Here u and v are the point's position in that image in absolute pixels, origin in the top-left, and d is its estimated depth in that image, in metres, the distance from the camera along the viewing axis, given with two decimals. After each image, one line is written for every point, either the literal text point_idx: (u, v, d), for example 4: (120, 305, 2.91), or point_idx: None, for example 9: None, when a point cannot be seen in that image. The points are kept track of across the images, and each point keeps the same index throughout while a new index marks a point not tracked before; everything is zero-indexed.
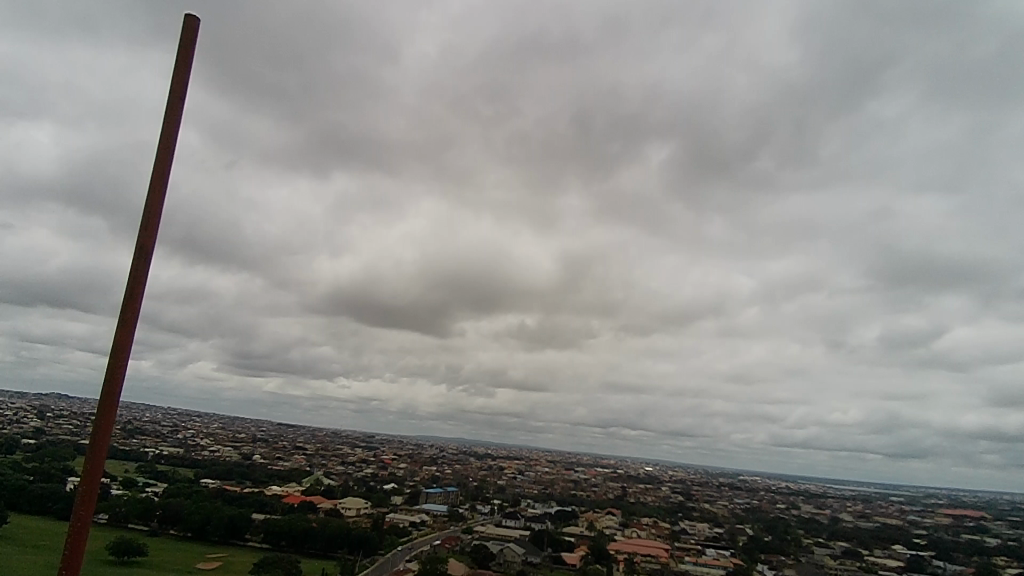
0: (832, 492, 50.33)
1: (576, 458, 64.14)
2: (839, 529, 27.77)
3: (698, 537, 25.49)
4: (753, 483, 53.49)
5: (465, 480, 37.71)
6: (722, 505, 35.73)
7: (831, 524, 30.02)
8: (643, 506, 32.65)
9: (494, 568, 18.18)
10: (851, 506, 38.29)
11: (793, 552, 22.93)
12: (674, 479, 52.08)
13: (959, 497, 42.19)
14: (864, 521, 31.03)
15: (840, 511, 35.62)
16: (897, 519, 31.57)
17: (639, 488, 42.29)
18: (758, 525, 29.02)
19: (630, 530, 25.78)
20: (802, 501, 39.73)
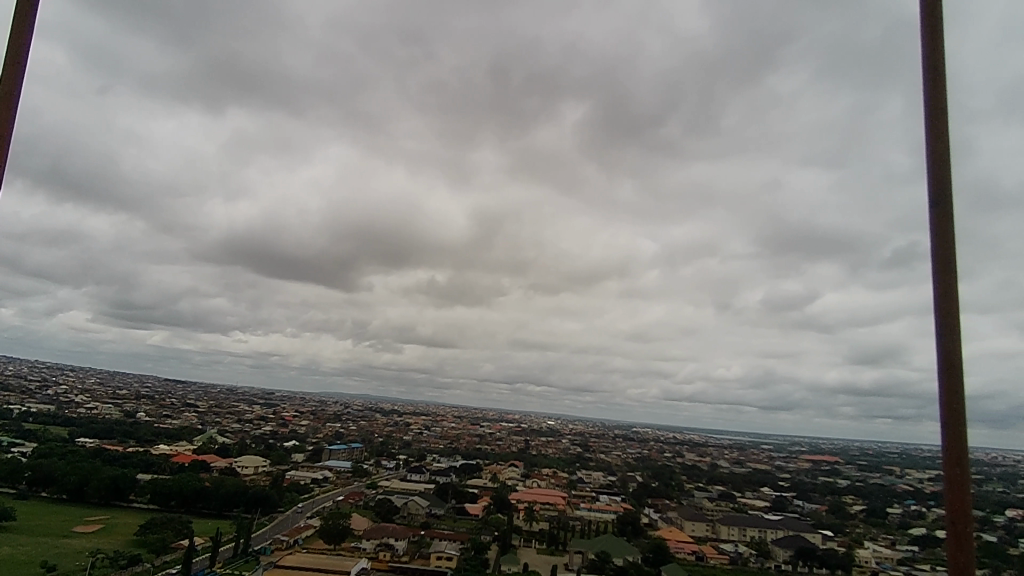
0: (713, 441, 55.01)
1: (482, 414, 65.46)
2: (716, 474, 30.68)
3: (593, 485, 27.17)
4: (644, 435, 57.39)
5: (370, 436, 37.79)
6: (616, 454, 38.19)
7: (710, 469, 33.17)
8: (544, 458, 34.13)
9: (397, 521, 18.43)
10: (729, 454, 42.33)
11: (676, 495, 25.21)
12: (575, 432, 54.66)
13: (820, 446, 47.65)
14: (739, 466, 34.67)
15: (718, 457, 39.47)
16: (767, 465, 35.50)
17: (541, 441, 44.17)
18: (647, 472, 31.42)
19: (531, 481, 26.91)
20: (686, 449, 43.62)
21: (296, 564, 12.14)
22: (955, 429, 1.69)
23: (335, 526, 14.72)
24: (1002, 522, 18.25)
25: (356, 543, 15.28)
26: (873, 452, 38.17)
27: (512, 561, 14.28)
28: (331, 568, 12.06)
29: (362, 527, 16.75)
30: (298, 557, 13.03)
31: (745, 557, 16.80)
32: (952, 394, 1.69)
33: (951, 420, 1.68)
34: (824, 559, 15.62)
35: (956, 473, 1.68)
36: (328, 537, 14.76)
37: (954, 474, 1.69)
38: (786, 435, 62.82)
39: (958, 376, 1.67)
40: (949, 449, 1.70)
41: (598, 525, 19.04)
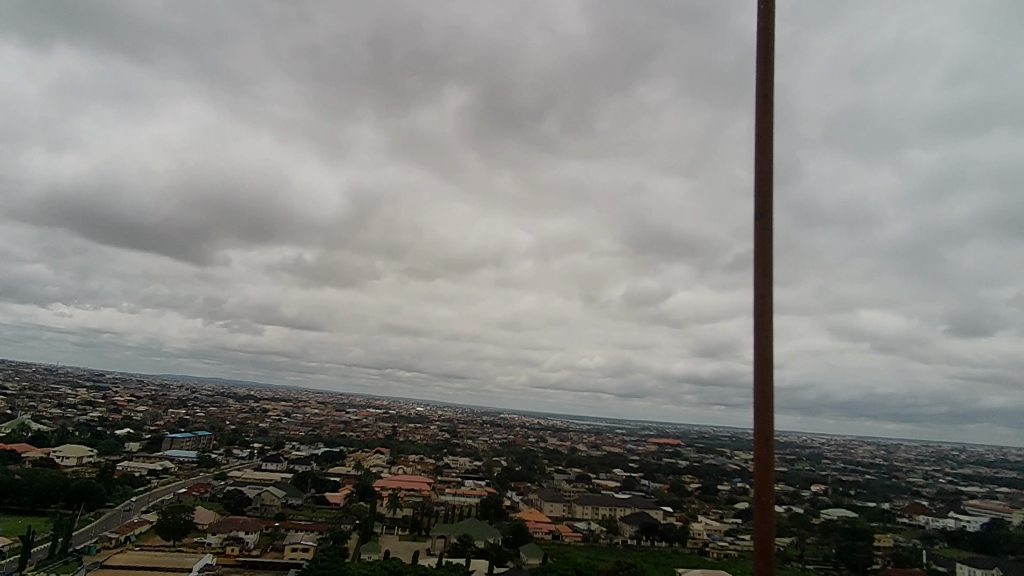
0: (573, 426, 57.98)
1: (347, 399, 63.04)
2: (575, 458, 32.32)
3: (458, 470, 27.33)
4: (511, 421, 59.00)
5: (221, 423, 34.72)
6: (483, 440, 38.77)
7: (569, 453, 34.89)
8: (410, 445, 33.68)
9: (249, 513, 17.10)
10: (587, 438, 44.85)
11: (537, 478, 26.16)
12: (443, 418, 54.66)
13: (666, 430, 52.13)
14: (595, 449, 36.84)
15: (578, 441, 41.65)
16: (621, 448, 38.13)
17: (408, 427, 43.52)
18: (511, 456, 32.27)
19: (397, 467, 26.43)
20: (549, 434, 45.52)
21: (125, 563, 10.79)
22: (764, 418, 1.98)
23: (177, 520, 13.23)
24: (806, 496, 21.24)
25: (200, 538, 13.89)
26: (709, 436, 42.61)
27: (373, 548, 13.89)
28: (169, 568, 10.89)
29: (208, 520, 15.28)
30: (129, 556, 11.55)
31: (596, 534, 17.82)
32: (764, 391, 1.95)
33: (760, 416, 1.96)
34: (664, 533, 17.05)
35: (765, 456, 2.01)
36: (167, 533, 13.20)
37: (762, 457, 2.01)
38: (639, 421, 68.00)
39: (769, 377, 1.93)
40: (758, 436, 2.02)
41: (462, 509, 19.12)
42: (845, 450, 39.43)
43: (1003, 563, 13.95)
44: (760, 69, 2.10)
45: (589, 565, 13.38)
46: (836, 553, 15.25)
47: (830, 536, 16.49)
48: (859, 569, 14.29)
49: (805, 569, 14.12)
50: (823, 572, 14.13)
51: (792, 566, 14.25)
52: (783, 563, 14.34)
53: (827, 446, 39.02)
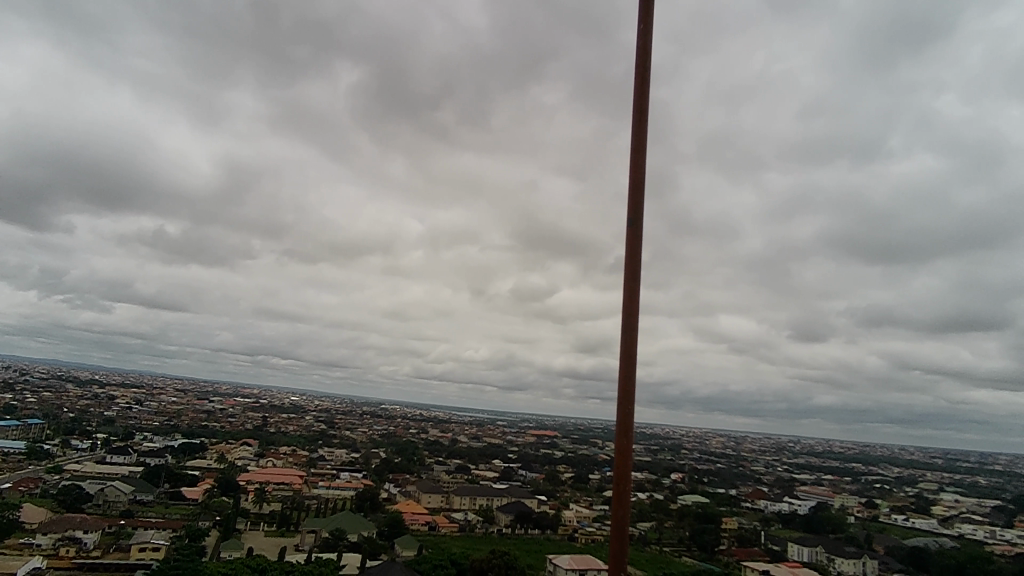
0: (455, 418, 58.02)
1: (212, 387, 58.10)
2: (455, 449, 32.32)
3: (334, 462, 26.22)
4: (392, 412, 57.89)
5: (57, 411, 30.43)
6: (361, 431, 37.59)
7: (450, 444, 34.82)
8: (282, 436, 31.75)
9: (89, 511, 15.12)
10: (467, 429, 45.08)
11: (416, 470, 25.82)
12: (320, 408, 52.25)
13: (545, 423, 53.81)
14: (475, 441, 37.12)
15: (458, 433, 41.71)
16: (501, 439, 38.77)
17: (280, 418, 41.06)
18: (390, 448, 31.57)
19: (266, 460, 24.79)
20: (430, 426, 45.16)
21: None
22: (625, 409, 1.99)
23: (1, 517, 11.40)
24: (667, 484, 22.92)
25: (26, 539, 12.04)
26: (584, 428, 44.59)
27: (234, 546, 12.88)
28: None
29: (38, 518, 13.29)
30: None
31: (472, 524, 17.91)
32: (626, 382, 1.96)
33: (621, 405, 1.97)
34: (538, 520, 17.56)
35: (622, 446, 2.04)
36: None
37: (620, 447, 2.03)
38: (520, 413, 69.79)
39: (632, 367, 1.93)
40: (619, 424, 2.04)
41: (335, 502, 18.37)
42: (701, 441, 43.15)
43: (825, 541, 16.00)
44: (637, 87, 2.12)
45: (463, 554, 13.38)
46: (689, 535, 16.61)
47: (684, 519, 17.93)
48: (708, 549, 15.67)
49: (663, 551, 15.20)
50: (677, 553, 15.27)
51: (650, 549, 15.29)
52: (643, 546, 15.33)
53: (686, 438, 42.43)
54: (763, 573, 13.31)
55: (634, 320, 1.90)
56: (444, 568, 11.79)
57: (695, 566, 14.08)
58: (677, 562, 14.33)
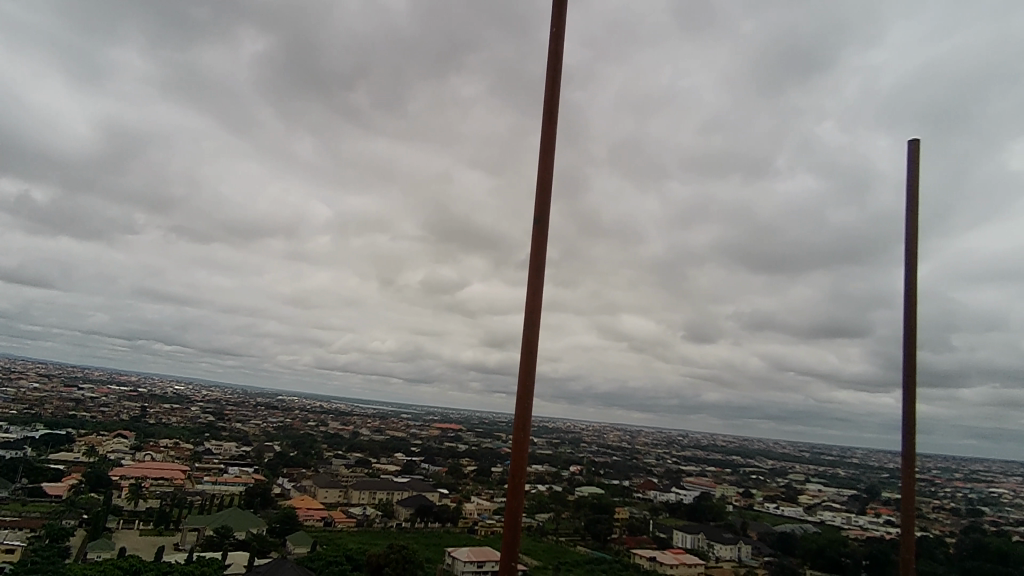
0: (357, 410, 56.51)
1: (82, 373, 52.53)
2: (356, 442, 31.45)
3: (221, 456, 24.64)
4: (290, 403, 55.38)
5: None
6: (255, 423, 35.61)
7: (350, 437, 33.83)
8: (164, 428, 29.37)
9: None
10: (369, 422, 44.04)
11: (313, 464, 24.88)
12: (208, 399, 48.88)
13: (449, 416, 53.75)
14: (377, 434, 36.32)
15: (360, 426, 40.65)
16: (404, 432, 38.26)
17: (162, 408, 37.94)
18: (286, 441, 30.17)
19: (143, 454, 22.84)
20: (329, 418, 43.62)
21: None
22: (524, 407, 2.01)
23: None
24: (566, 476, 23.68)
25: None
26: (488, 421, 45.05)
27: (103, 546, 11.76)
28: None
29: None
30: None
31: (371, 518, 17.55)
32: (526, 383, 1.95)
33: (522, 402, 1.98)
34: (438, 514, 17.54)
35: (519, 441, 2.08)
36: None
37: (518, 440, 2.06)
38: (424, 406, 69.28)
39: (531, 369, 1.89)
40: (517, 419, 2.09)
41: (222, 498, 17.31)
42: (599, 435, 44.96)
43: (706, 528, 17.26)
44: (547, 89, 2.18)
45: (359, 550, 13.07)
46: (584, 525, 17.28)
47: (580, 510, 18.63)
48: (601, 538, 16.41)
49: (558, 540, 15.72)
50: (572, 543, 15.85)
51: (546, 538, 15.75)
52: (540, 536, 15.76)
53: (585, 432, 44.01)
54: (649, 560, 14.13)
55: (537, 313, 1.87)
56: (338, 565, 11.49)
57: (587, 554, 14.70)
58: (571, 551, 14.90)
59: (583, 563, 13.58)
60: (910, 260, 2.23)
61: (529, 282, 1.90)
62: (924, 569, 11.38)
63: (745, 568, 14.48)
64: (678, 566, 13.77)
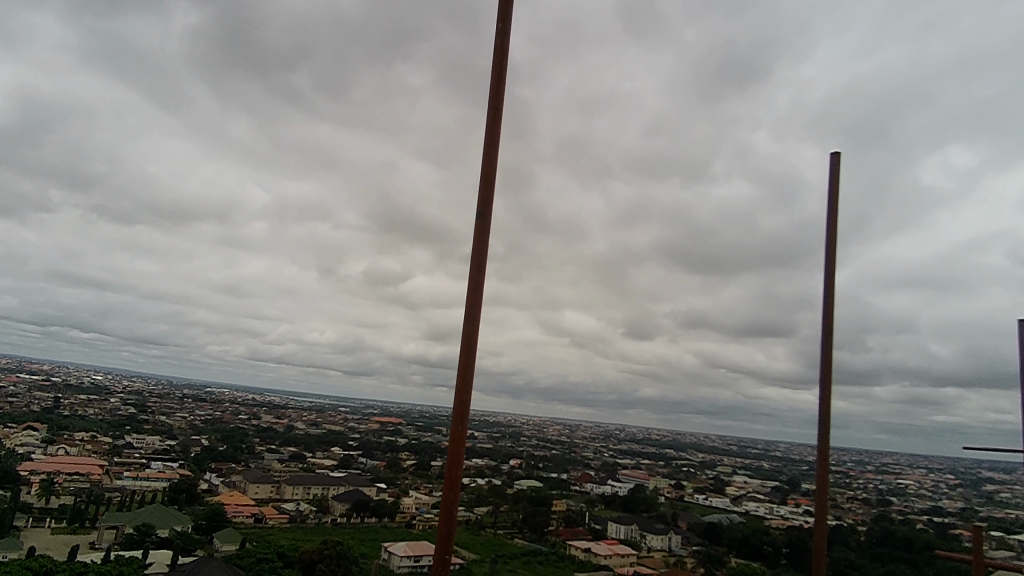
0: (293, 403, 54.91)
1: None
2: (290, 436, 30.54)
3: (144, 450, 23.36)
4: (219, 396, 53.07)
5: None
6: (180, 416, 33.92)
7: (284, 431, 32.81)
8: (78, 420, 27.51)
9: None
10: (305, 416, 42.91)
11: (243, 459, 24.00)
12: (130, 390, 46.23)
13: (389, 409, 53.20)
14: (313, 428, 35.43)
15: (295, 419, 39.54)
16: (342, 426, 37.43)
17: (77, 399, 35.57)
18: (215, 435, 28.91)
19: (55, 447, 21.36)
20: (263, 411, 42.19)
21: None
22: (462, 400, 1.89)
23: None
24: (505, 469, 23.88)
25: None
26: (428, 416, 44.73)
27: (9, 546, 10.97)
28: None
29: None
30: None
31: (304, 514, 17.13)
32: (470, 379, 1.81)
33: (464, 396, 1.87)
34: (375, 508, 17.37)
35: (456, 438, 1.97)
36: None
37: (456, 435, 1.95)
38: (363, 398, 68.12)
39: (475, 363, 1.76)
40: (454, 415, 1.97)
41: (145, 495, 16.46)
42: (538, 429, 45.53)
43: (638, 519, 17.88)
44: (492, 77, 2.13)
45: (292, 546, 12.76)
46: (521, 518, 17.51)
47: (518, 503, 18.85)
48: (538, 530, 16.70)
49: (496, 533, 15.88)
50: (510, 535, 16.04)
51: (484, 531, 15.90)
52: (478, 530, 15.88)
53: (525, 426, 44.49)
54: (585, 551, 14.51)
55: (479, 300, 1.77)
56: (269, 562, 11.21)
57: (524, 546, 14.96)
58: (509, 543, 15.09)
59: (520, 556, 13.78)
60: (829, 264, 2.35)
61: (471, 268, 1.80)
62: (837, 555, 12.22)
63: (675, 557, 15.11)
64: (611, 556, 14.22)
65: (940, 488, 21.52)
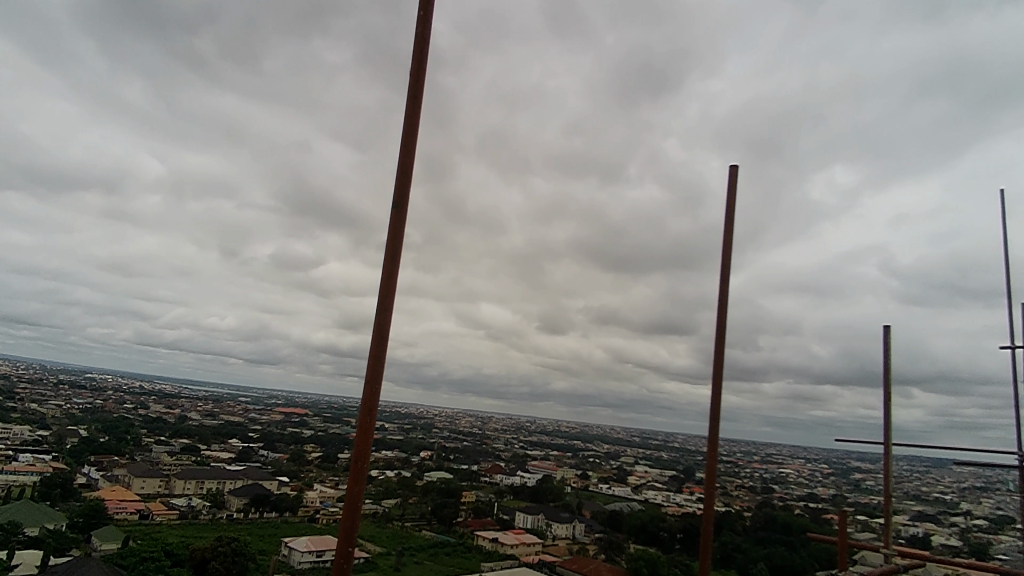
0: (188, 392, 51.41)
1: None
2: (182, 427, 28.57)
3: (9, 442, 20.99)
4: (102, 383, 48.70)
5: None
6: (54, 405, 30.74)
7: (176, 422, 30.64)
8: None
9: None
10: (201, 406, 40.34)
11: (128, 451, 22.21)
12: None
13: (295, 400, 51.21)
14: (209, 418, 33.35)
15: (190, 409, 37.07)
16: (241, 417, 35.52)
17: None
18: (95, 425, 26.49)
19: None
20: (152, 400, 39.21)
21: None
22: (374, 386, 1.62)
23: None
24: (415, 461, 23.72)
25: None
26: (337, 407, 43.52)
27: None
28: None
29: None
30: None
31: (196, 510, 16.13)
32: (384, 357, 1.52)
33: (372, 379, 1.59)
34: (275, 503, 16.75)
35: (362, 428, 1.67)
36: None
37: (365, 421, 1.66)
38: (266, 389, 65.04)
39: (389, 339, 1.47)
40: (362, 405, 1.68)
41: (10, 490, 14.85)
42: (450, 421, 45.68)
43: (545, 508, 18.41)
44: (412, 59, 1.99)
45: (182, 544, 12.03)
46: (430, 509, 17.51)
47: (428, 495, 18.80)
48: (446, 522, 16.78)
49: (403, 526, 15.80)
50: (418, 528, 16.02)
51: (391, 524, 15.77)
52: (384, 523, 15.69)
53: (437, 417, 44.37)
54: (491, 541, 14.78)
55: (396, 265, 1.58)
56: (156, 561, 10.56)
57: (432, 538, 15.01)
58: (417, 536, 15.09)
59: (427, 548, 13.80)
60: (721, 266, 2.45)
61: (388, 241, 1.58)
62: (724, 539, 13.27)
63: (578, 544, 15.75)
64: (518, 545, 14.62)
65: (816, 476, 23.84)
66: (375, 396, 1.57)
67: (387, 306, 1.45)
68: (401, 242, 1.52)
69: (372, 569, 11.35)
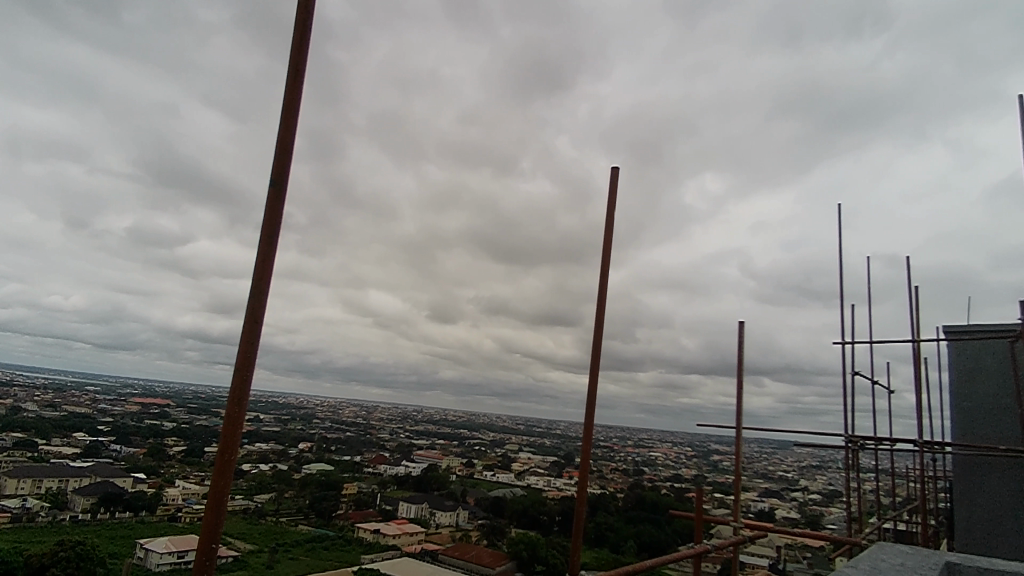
0: (20, 380, 45.05)
1: None
2: (14, 419, 25.06)
3: None
4: None
5: None
6: None
7: (7, 413, 26.80)
8: None
9: None
10: (38, 395, 35.57)
11: None
12: None
13: (155, 389, 46.74)
14: (48, 410, 29.52)
15: (23, 399, 32.56)
16: (89, 409, 31.84)
17: None
18: None
19: None
20: None
21: None
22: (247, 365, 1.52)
23: None
24: (293, 453, 22.76)
25: None
26: (205, 397, 40.47)
27: None
28: None
29: None
30: None
31: (31, 512, 14.25)
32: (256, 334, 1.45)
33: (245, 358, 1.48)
34: (130, 502, 15.40)
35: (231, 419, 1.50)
36: None
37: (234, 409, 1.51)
38: (121, 377, 58.69)
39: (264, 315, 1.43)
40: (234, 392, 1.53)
41: None
42: (332, 411, 44.28)
43: (429, 497, 18.50)
44: None
45: (14, 550, 10.67)
46: (308, 503, 16.94)
47: (306, 488, 18.14)
48: (325, 515, 16.47)
49: (278, 521, 15.16)
50: (294, 522, 15.45)
51: (264, 520, 15.03)
52: (257, 519, 14.91)
53: (318, 407, 42.73)
54: (373, 532, 14.62)
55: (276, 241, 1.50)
56: None
57: (309, 532, 14.52)
58: (292, 531, 14.52)
59: (303, 542, 13.38)
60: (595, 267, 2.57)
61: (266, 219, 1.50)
62: (598, 519, 14.20)
63: (461, 531, 16.08)
64: (400, 535, 14.60)
65: (681, 458, 26.13)
66: (248, 382, 1.46)
67: (263, 291, 1.42)
68: (279, 220, 1.45)
69: (240, 567, 10.76)
